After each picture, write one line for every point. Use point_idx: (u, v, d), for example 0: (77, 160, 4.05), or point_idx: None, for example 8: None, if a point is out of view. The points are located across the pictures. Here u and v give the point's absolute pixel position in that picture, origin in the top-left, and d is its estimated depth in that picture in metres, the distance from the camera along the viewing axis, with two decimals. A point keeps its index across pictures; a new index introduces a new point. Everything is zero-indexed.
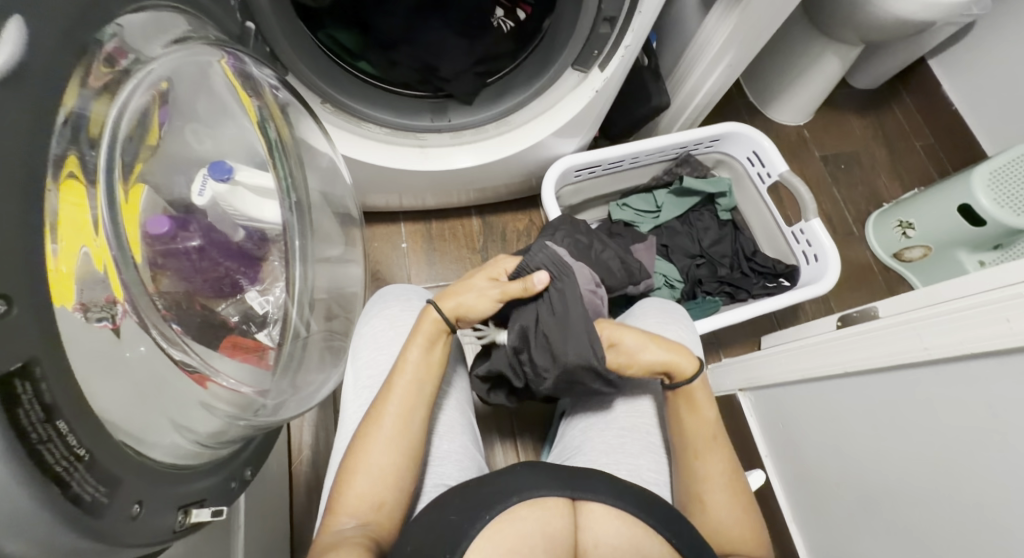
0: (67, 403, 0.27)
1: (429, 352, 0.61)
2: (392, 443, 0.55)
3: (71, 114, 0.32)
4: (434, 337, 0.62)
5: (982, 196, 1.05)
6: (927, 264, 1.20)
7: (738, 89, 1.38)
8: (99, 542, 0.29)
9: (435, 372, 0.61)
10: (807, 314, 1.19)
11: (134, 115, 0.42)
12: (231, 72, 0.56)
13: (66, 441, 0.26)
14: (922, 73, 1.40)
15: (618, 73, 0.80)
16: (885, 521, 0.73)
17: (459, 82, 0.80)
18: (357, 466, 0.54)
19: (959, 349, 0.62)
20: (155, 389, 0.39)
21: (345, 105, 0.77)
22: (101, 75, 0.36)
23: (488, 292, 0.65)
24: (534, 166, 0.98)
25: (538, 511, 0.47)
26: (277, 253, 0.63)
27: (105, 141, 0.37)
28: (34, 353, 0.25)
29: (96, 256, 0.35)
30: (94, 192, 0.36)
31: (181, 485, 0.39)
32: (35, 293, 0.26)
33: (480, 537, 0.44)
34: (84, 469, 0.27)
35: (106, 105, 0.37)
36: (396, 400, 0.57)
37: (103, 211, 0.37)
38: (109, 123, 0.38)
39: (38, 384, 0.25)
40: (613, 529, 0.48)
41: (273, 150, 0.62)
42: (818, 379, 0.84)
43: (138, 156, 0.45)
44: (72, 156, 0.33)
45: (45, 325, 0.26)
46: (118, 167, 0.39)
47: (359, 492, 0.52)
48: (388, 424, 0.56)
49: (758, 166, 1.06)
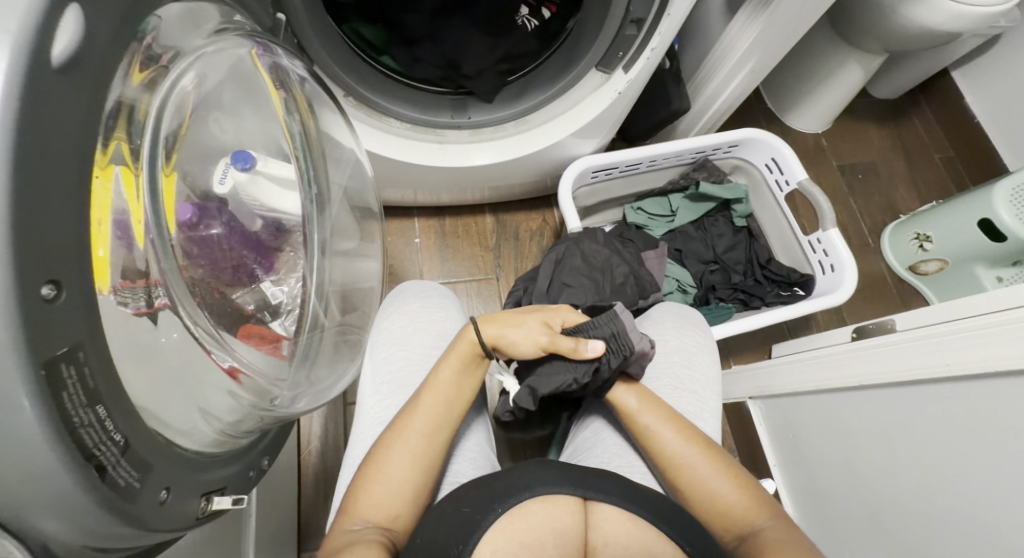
0: (106, 387, 0.27)
1: (462, 374, 0.61)
2: (415, 455, 0.55)
3: (116, 101, 0.32)
4: (469, 359, 0.62)
5: (1003, 211, 1.04)
6: (943, 278, 1.19)
7: (757, 94, 1.37)
8: (132, 526, 0.29)
9: (465, 394, 0.61)
10: (819, 324, 1.19)
11: (174, 105, 0.43)
12: (263, 65, 0.57)
13: (104, 426, 0.26)
14: (943, 84, 1.38)
15: (642, 75, 0.79)
16: (893, 536, 0.72)
17: (481, 79, 0.80)
18: (375, 475, 0.54)
19: (981, 366, 0.61)
20: (185, 375, 0.39)
21: (368, 99, 0.77)
22: (142, 70, 0.36)
23: (535, 336, 0.62)
24: (551, 166, 0.97)
25: (550, 507, 0.47)
26: (295, 244, 0.63)
27: (149, 122, 0.38)
28: (80, 338, 0.26)
29: (138, 236, 0.35)
30: (136, 178, 0.36)
31: (206, 472, 0.40)
32: (81, 277, 0.26)
33: (492, 530, 0.45)
34: (119, 453, 0.28)
35: (150, 94, 0.38)
36: (423, 414, 0.58)
37: (145, 199, 0.37)
38: (153, 110, 0.38)
39: (81, 368, 0.25)
40: (625, 530, 0.47)
41: (296, 141, 0.63)
42: (830, 390, 0.83)
43: (177, 143, 0.45)
44: (116, 138, 0.33)
45: (88, 309, 0.26)
46: (159, 154, 0.40)
47: (376, 499, 0.52)
48: (413, 436, 0.56)
49: (776, 174, 1.06)
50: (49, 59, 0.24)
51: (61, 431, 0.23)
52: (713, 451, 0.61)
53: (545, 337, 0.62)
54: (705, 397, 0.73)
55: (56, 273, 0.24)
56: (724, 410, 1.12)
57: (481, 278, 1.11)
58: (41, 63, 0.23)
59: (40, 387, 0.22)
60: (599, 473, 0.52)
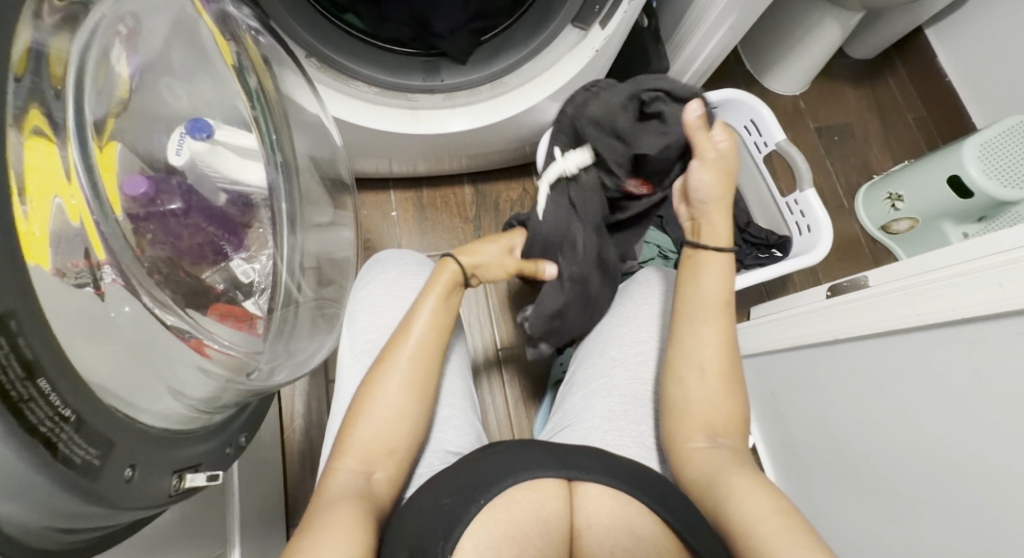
0: (51, 360, 0.26)
1: (445, 300, 0.65)
2: (407, 390, 0.58)
3: (26, 49, 0.29)
4: (449, 286, 0.66)
5: (972, 167, 1.06)
6: (913, 235, 1.21)
7: (735, 57, 1.35)
8: (92, 505, 0.28)
9: (447, 322, 0.64)
10: (796, 285, 1.20)
11: (98, 58, 0.40)
12: (204, 10, 0.55)
13: (49, 401, 0.25)
14: (917, 43, 1.39)
15: (620, 31, 0.76)
16: (865, 483, 0.75)
17: (453, 39, 0.76)
18: (365, 411, 0.57)
19: (949, 315, 0.62)
20: (147, 352, 0.38)
21: (332, 60, 0.74)
22: (55, 9, 0.33)
23: (504, 265, 0.75)
24: (529, 132, 0.95)
25: (534, 494, 0.47)
26: (263, 220, 0.60)
27: (68, 87, 0.35)
28: (10, 306, 0.24)
29: (70, 210, 0.33)
30: (64, 142, 0.34)
31: (177, 449, 0.38)
32: (10, 247, 0.24)
33: (473, 524, 0.44)
34: (71, 430, 0.27)
35: (67, 42, 0.35)
36: (413, 343, 0.61)
37: (76, 160, 0.35)
38: (72, 61, 0.35)
39: (15, 338, 0.24)
40: (610, 511, 0.47)
41: (254, 102, 0.59)
42: (806, 347, 0.85)
43: (109, 111, 0.43)
44: (34, 110, 0.30)
45: (21, 279, 0.25)
46: (88, 122, 0.37)
47: (367, 438, 0.55)
48: (402, 368, 0.59)
49: (754, 135, 1.04)
50: None
51: None
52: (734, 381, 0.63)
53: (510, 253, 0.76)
54: None
55: None
56: None
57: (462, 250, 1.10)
58: None
59: None
60: (579, 450, 0.52)
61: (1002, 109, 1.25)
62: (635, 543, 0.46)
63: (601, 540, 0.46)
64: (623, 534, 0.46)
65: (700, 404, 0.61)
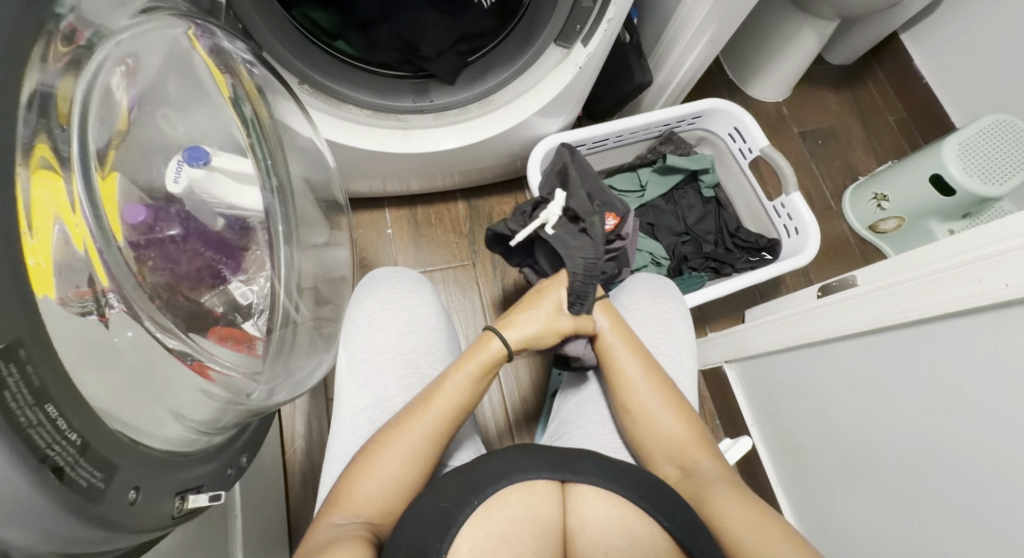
0: (58, 388, 0.27)
1: (473, 382, 0.61)
2: (413, 455, 0.55)
3: (34, 91, 0.30)
4: (485, 369, 0.62)
5: (952, 166, 1.08)
6: (899, 234, 1.23)
7: (718, 66, 1.39)
8: (97, 527, 0.29)
9: (475, 399, 0.62)
10: (788, 287, 1.21)
11: (100, 94, 0.41)
12: (201, 48, 0.57)
13: (56, 427, 0.26)
14: (894, 47, 1.42)
15: (601, 48, 0.80)
16: (864, 480, 0.76)
17: (441, 62, 0.78)
18: (369, 469, 0.53)
19: (933, 310, 0.64)
20: (148, 376, 0.39)
21: (325, 87, 0.76)
22: (63, 53, 0.35)
23: (554, 327, 0.67)
24: (519, 146, 0.97)
25: (528, 496, 0.48)
26: (260, 242, 0.62)
27: (73, 122, 0.36)
28: (20, 335, 0.25)
29: (76, 240, 0.34)
30: (70, 174, 0.35)
31: (178, 470, 0.39)
32: (18, 279, 0.26)
33: (470, 524, 0.45)
34: (77, 453, 0.28)
35: (72, 82, 0.36)
36: (427, 417, 0.57)
37: (80, 193, 0.36)
38: (77, 100, 0.37)
39: (24, 366, 0.25)
40: (605, 512, 0.49)
41: (249, 129, 0.62)
42: (800, 347, 0.86)
43: (110, 142, 0.45)
44: (42, 143, 0.32)
45: (28, 308, 0.26)
46: (91, 154, 0.39)
47: (368, 492, 0.52)
48: (420, 428, 0.57)
49: (739, 142, 1.07)
50: None
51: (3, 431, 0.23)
52: (659, 373, 0.66)
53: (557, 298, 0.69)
54: (681, 360, 0.75)
55: None
56: (701, 377, 1.13)
57: (458, 265, 1.11)
58: None
59: None
60: (581, 454, 0.53)
61: (980, 109, 1.28)
62: (632, 543, 0.47)
63: (597, 542, 0.47)
64: (618, 536, 0.47)
65: (660, 433, 0.63)
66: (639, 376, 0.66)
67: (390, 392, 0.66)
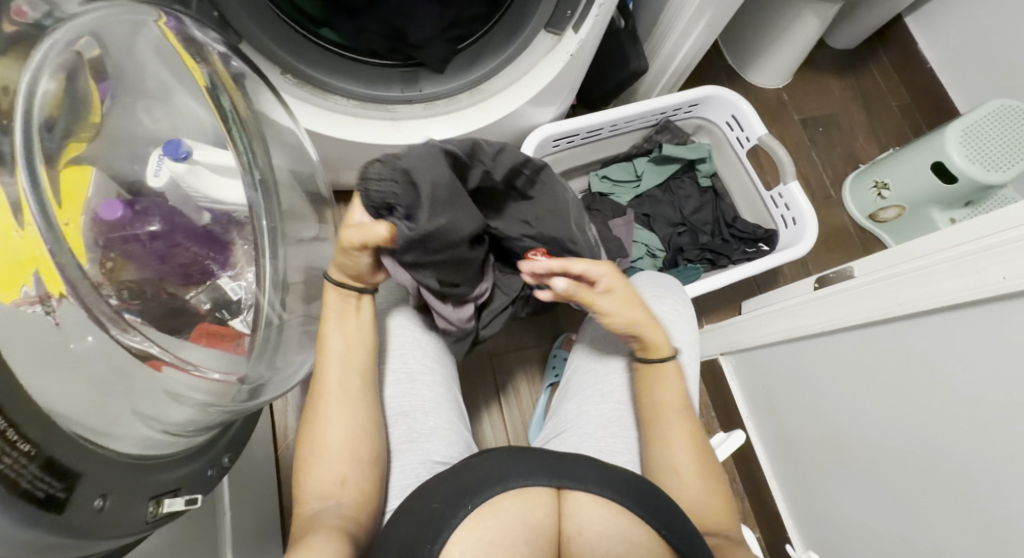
0: (3, 394, 0.26)
1: (349, 330, 0.61)
2: (346, 425, 0.57)
3: None
4: (344, 310, 0.62)
5: (954, 153, 1.06)
6: (901, 223, 1.21)
7: (717, 52, 1.36)
8: (56, 538, 0.28)
9: (363, 346, 0.61)
10: (787, 277, 1.20)
11: (54, 85, 0.40)
12: (172, 34, 0.55)
13: (5, 437, 0.25)
14: (898, 31, 1.39)
15: (594, 33, 0.77)
16: (859, 475, 0.75)
17: (430, 48, 0.76)
18: (309, 460, 0.55)
19: (930, 303, 0.62)
20: (114, 384, 0.37)
21: (309, 77, 0.74)
22: None
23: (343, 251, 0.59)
24: (512, 136, 0.96)
25: (522, 501, 0.47)
26: (246, 237, 0.60)
27: (13, 115, 0.35)
28: None
29: (22, 249, 0.32)
30: (12, 168, 0.33)
31: (150, 475, 0.38)
32: None
33: (462, 528, 0.44)
34: (31, 464, 0.27)
35: (13, 70, 0.35)
36: (331, 382, 0.58)
37: (26, 193, 0.34)
38: (19, 91, 0.35)
39: None
40: (601, 518, 0.47)
41: (229, 123, 0.59)
42: (796, 340, 0.85)
43: (69, 135, 0.44)
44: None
45: None
46: (38, 148, 0.36)
47: (317, 482, 0.54)
48: (333, 397, 0.58)
49: (737, 131, 1.05)
50: None
51: None
52: (702, 442, 0.63)
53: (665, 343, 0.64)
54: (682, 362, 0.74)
55: None
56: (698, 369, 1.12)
57: None
58: None
59: None
60: (567, 457, 0.52)
61: (985, 94, 1.26)
62: (628, 549, 0.46)
63: (593, 547, 0.46)
64: (615, 541, 0.46)
65: (694, 506, 0.59)
66: (682, 444, 0.62)
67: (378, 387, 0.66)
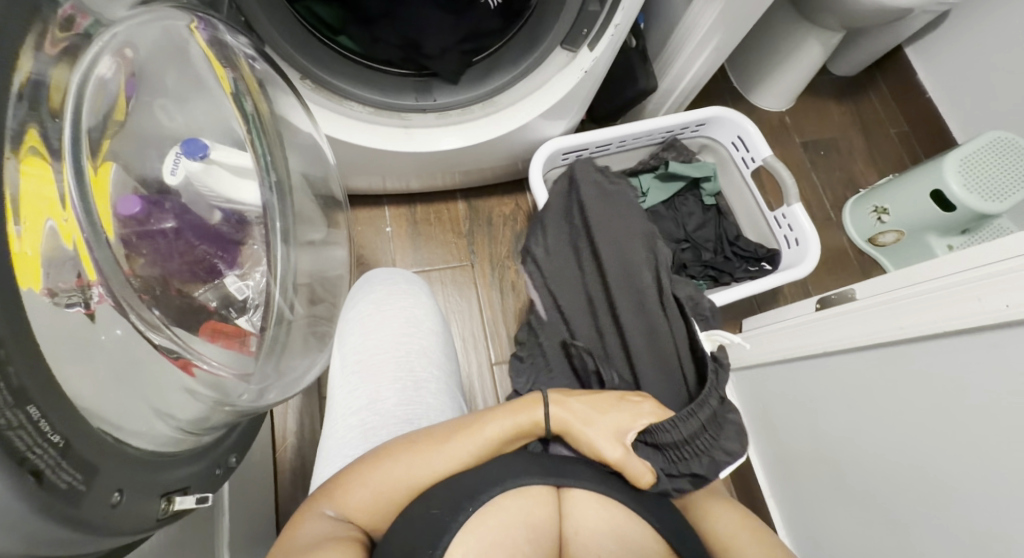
0: (37, 386, 0.26)
1: (508, 430, 0.58)
2: (415, 480, 0.52)
3: (25, 81, 0.29)
4: (523, 432, 0.59)
5: (952, 181, 1.08)
6: (899, 248, 1.23)
7: (722, 73, 1.39)
8: (76, 530, 0.28)
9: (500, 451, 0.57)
10: (786, 297, 1.21)
11: (96, 84, 0.41)
12: (205, 42, 0.56)
13: (37, 427, 0.26)
14: (899, 60, 1.42)
15: (606, 53, 0.80)
16: (859, 496, 0.75)
17: (444, 60, 0.77)
18: (368, 476, 0.52)
19: (934, 327, 0.63)
20: (134, 374, 0.38)
21: (327, 82, 0.75)
22: (57, 41, 0.33)
23: (607, 440, 0.60)
24: (520, 149, 0.97)
25: (522, 500, 0.50)
26: (257, 237, 0.61)
27: (65, 112, 0.35)
28: (2, 336, 0.24)
29: (64, 233, 0.34)
30: (60, 165, 0.34)
31: (163, 471, 0.39)
32: (4, 282, 0.25)
33: (463, 532, 0.46)
34: (59, 455, 0.27)
35: (67, 71, 0.35)
36: (453, 449, 0.54)
37: (71, 186, 0.35)
38: (71, 91, 0.36)
39: (5, 367, 0.24)
40: (596, 516, 0.52)
41: (249, 124, 0.61)
42: (797, 359, 0.86)
43: (105, 131, 0.44)
44: (33, 136, 0.31)
45: (12, 302, 0.25)
46: (84, 143, 0.37)
47: (359, 500, 0.51)
48: (435, 463, 0.53)
49: (742, 151, 1.07)
50: None
51: None
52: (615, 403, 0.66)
53: (662, 411, 0.67)
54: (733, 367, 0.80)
55: None
56: None
57: (456, 265, 1.10)
58: None
59: None
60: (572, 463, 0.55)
61: (983, 125, 1.28)
62: (620, 546, 0.51)
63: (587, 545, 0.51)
64: (607, 539, 0.51)
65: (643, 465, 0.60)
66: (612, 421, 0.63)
67: (383, 394, 0.65)
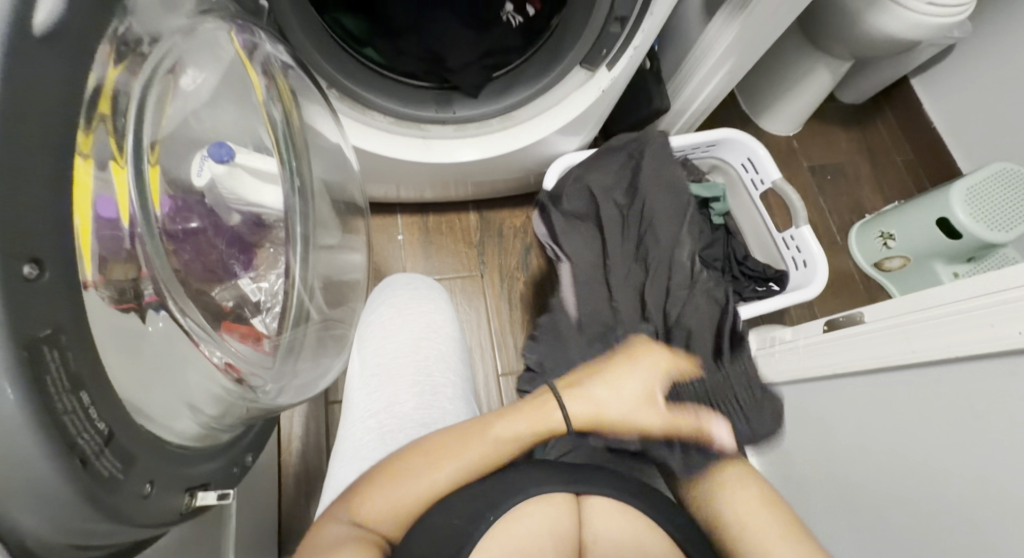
0: (90, 375, 0.27)
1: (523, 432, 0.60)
2: (436, 481, 0.54)
3: (96, 84, 0.31)
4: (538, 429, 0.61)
5: (959, 210, 1.09)
6: (905, 273, 1.25)
7: (731, 97, 1.41)
8: (112, 519, 0.29)
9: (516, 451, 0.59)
10: (792, 319, 1.22)
11: (156, 91, 0.42)
12: (240, 47, 0.57)
13: (88, 414, 0.26)
14: (905, 89, 1.44)
15: (624, 72, 0.81)
16: (862, 519, 0.75)
17: (465, 74, 0.80)
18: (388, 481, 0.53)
19: (945, 352, 0.64)
20: (168, 363, 0.39)
21: (355, 93, 0.77)
22: (124, 50, 0.35)
23: None
24: (535, 163, 0.98)
25: (545, 507, 0.52)
26: (274, 241, 0.62)
27: (131, 115, 0.37)
28: (61, 323, 0.25)
29: (123, 214, 0.35)
30: (122, 167, 0.36)
31: (188, 466, 0.39)
32: (68, 271, 0.26)
33: (486, 539, 0.48)
34: (103, 443, 0.28)
35: (131, 80, 0.37)
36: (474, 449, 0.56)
37: (131, 189, 0.37)
38: (134, 98, 0.37)
39: (64, 352, 0.25)
40: (617, 530, 0.53)
41: (278, 133, 0.62)
42: (805, 380, 0.87)
43: (158, 133, 0.44)
44: (99, 135, 0.32)
45: (72, 291, 0.26)
46: (144, 145, 0.39)
47: (378, 504, 0.51)
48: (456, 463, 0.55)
49: (752, 172, 1.09)
50: (32, 29, 0.24)
51: (43, 413, 0.23)
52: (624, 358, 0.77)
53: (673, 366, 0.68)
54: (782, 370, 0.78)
55: (37, 252, 0.24)
56: None
57: (466, 275, 1.11)
58: (22, 28, 0.24)
59: (20, 373, 0.22)
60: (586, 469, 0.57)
61: (987, 155, 1.30)
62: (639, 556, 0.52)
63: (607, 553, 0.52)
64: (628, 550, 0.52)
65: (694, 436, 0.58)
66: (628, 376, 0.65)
67: (401, 397, 0.65)
